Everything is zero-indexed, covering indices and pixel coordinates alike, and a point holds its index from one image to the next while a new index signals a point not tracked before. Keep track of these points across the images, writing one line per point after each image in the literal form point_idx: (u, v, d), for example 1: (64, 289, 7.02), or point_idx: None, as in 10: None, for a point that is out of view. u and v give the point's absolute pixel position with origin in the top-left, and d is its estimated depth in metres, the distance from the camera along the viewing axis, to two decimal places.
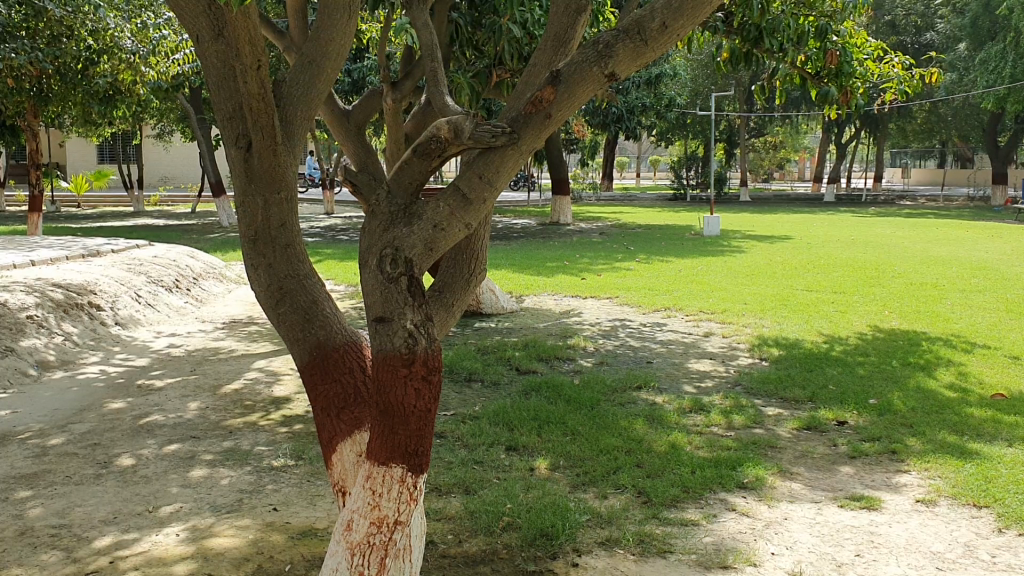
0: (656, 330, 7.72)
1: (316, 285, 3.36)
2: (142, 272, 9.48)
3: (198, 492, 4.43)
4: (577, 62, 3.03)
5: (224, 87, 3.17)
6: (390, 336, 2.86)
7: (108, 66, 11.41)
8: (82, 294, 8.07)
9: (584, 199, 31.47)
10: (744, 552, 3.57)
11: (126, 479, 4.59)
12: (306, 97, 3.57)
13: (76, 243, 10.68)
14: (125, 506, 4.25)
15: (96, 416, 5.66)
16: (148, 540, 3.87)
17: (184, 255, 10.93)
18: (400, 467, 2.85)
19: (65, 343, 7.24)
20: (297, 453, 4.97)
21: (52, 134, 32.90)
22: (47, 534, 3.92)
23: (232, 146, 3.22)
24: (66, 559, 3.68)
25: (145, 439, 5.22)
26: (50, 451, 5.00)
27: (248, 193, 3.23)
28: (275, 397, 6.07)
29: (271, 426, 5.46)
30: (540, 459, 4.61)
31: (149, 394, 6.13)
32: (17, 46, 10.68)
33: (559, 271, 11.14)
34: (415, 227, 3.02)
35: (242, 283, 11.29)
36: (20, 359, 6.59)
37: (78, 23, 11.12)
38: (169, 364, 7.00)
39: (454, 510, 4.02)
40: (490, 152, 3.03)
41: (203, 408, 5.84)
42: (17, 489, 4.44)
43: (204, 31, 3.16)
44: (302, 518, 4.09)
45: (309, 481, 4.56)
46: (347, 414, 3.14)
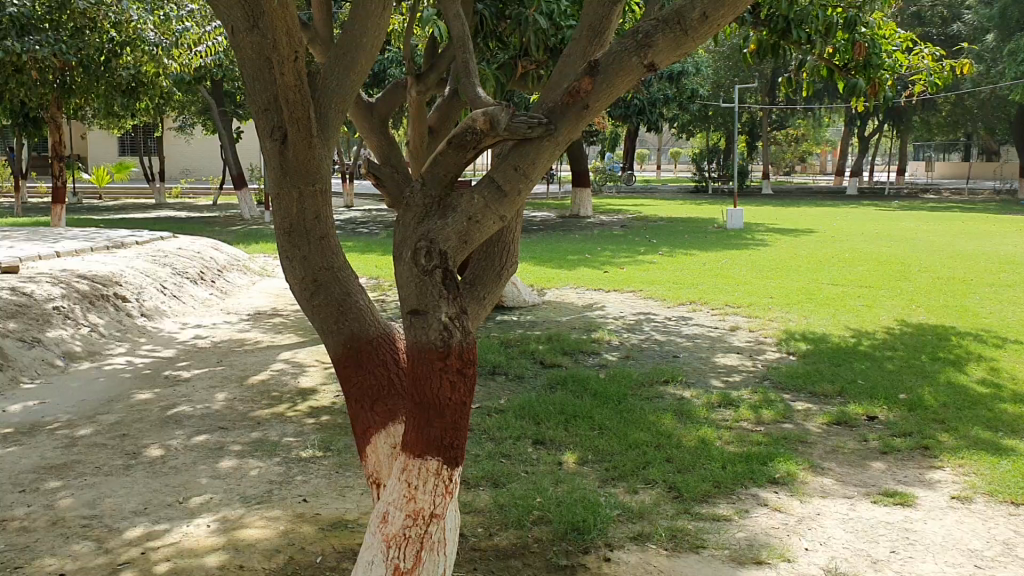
0: (682, 324, 7.66)
1: (350, 277, 3.34)
2: (168, 264, 9.51)
3: (228, 483, 4.43)
4: (616, 51, 2.99)
5: (259, 79, 3.11)
6: (426, 329, 2.85)
7: (131, 58, 11.72)
8: (108, 286, 8.10)
9: (605, 192, 31.44)
10: (778, 548, 3.54)
11: (156, 470, 4.60)
12: (339, 87, 3.40)
13: (100, 235, 10.71)
14: (156, 497, 4.26)
15: (125, 407, 5.68)
16: (180, 531, 3.88)
17: (208, 247, 10.96)
18: (436, 459, 2.83)
19: (91, 334, 7.26)
20: (325, 444, 4.98)
21: (74, 127, 33.19)
22: (78, 525, 3.94)
23: (268, 139, 3.18)
24: (98, 550, 3.70)
25: (174, 430, 5.23)
26: (79, 441, 5.03)
27: (283, 186, 3.18)
28: (302, 388, 6.08)
29: (299, 418, 5.46)
30: (568, 454, 4.59)
31: (177, 385, 6.16)
32: (41, 38, 10.99)
33: (582, 264, 11.10)
34: (450, 220, 2.98)
35: (266, 272, 11.31)
36: (46, 350, 6.62)
37: (102, 14, 11.42)
38: (196, 355, 7.02)
39: (484, 503, 4.02)
40: (524, 144, 2.98)
41: (230, 398, 5.85)
42: (48, 480, 4.46)
43: (239, 22, 3.09)
44: (332, 509, 4.10)
45: (338, 473, 4.57)
46: (381, 406, 3.17)
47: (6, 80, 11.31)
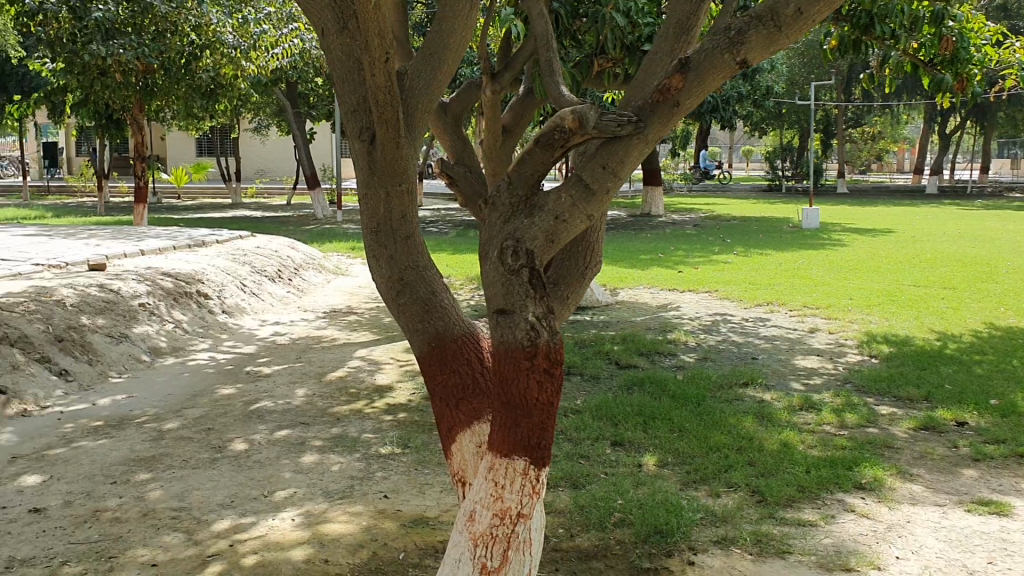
0: (759, 325, 7.55)
1: (435, 276, 3.36)
2: (247, 263, 9.72)
3: (310, 478, 4.50)
4: (708, 48, 2.95)
5: (349, 81, 3.16)
6: (513, 328, 2.84)
7: (211, 60, 11.94)
8: (191, 284, 8.32)
9: (675, 191, 31.16)
10: (868, 556, 3.46)
11: (241, 464, 4.70)
12: (427, 87, 3.42)
13: (182, 234, 10.99)
14: (242, 490, 4.35)
15: (209, 401, 5.81)
16: (265, 524, 3.96)
17: (285, 246, 11.17)
18: (524, 459, 2.83)
19: (176, 330, 7.47)
20: (403, 441, 5.02)
21: (154, 129, 34.14)
22: (168, 517, 4.04)
23: (356, 139, 3.21)
24: (188, 542, 3.79)
25: (257, 425, 5.33)
26: (166, 435, 5.16)
27: (371, 186, 3.21)
28: (379, 386, 6.15)
29: (377, 415, 5.52)
30: (647, 455, 4.56)
31: (259, 381, 6.28)
32: (126, 41, 11.36)
33: (655, 264, 11.02)
34: (537, 219, 2.97)
35: (341, 271, 11.47)
36: (133, 346, 6.84)
37: (182, 18, 11.60)
38: (275, 352, 7.15)
39: (565, 503, 4.01)
40: (613, 143, 2.97)
41: (310, 394, 5.94)
42: (139, 471, 4.59)
43: (329, 23, 3.15)
44: (413, 506, 4.14)
45: (417, 470, 4.61)
46: (466, 404, 3.17)
47: (91, 82, 11.85)
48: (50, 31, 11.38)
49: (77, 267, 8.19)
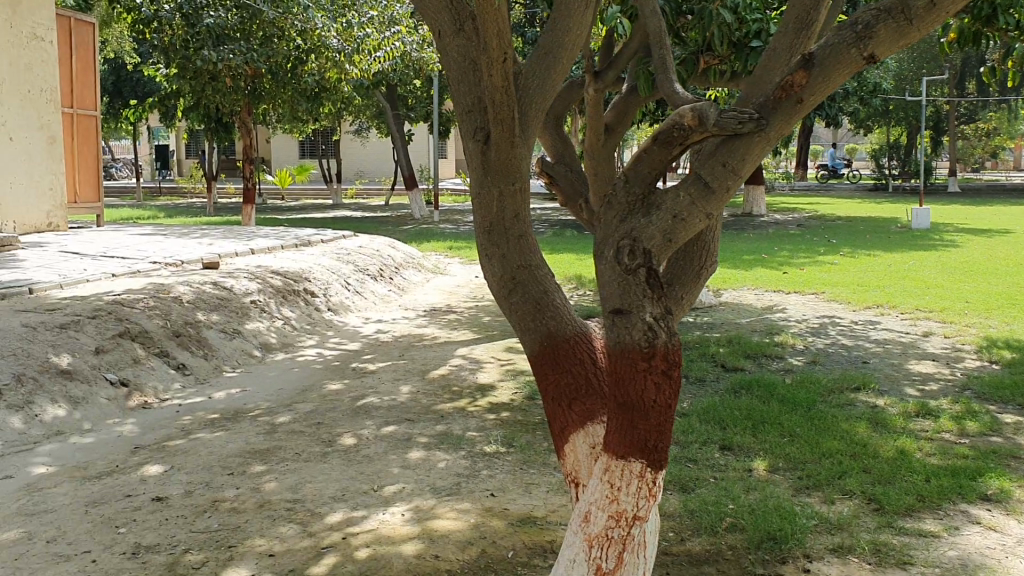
0: (869, 328, 7.33)
1: (547, 275, 3.35)
2: (350, 262, 9.93)
3: (418, 474, 4.57)
4: (833, 43, 2.88)
5: (465, 81, 3.23)
6: (629, 329, 2.81)
7: (315, 64, 12.39)
8: (298, 282, 8.56)
9: (776, 190, 30.50)
10: (996, 570, 3.31)
11: (350, 458, 4.80)
12: (542, 87, 3.45)
13: (289, 233, 11.30)
14: (352, 484, 4.44)
15: (318, 396, 5.96)
16: (376, 518, 4.03)
17: (386, 245, 11.37)
18: (640, 462, 2.80)
19: (285, 326, 7.69)
20: (508, 440, 5.05)
21: (260, 132, 35.19)
22: (283, 508, 4.16)
23: (471, 139, 3.25)
24: (303, 533, 3.89)
25: (364, 420, 5.44)
26: (278, 428, 5.31)
27: (484, 185, 3.24)
28: (481, 384, 6.20)
29: (481, 413, 5.57)
30: (757, 460, 4.47)
31: (364, 377, 6.41)
32: (236, 47, 11.78)
33: (758, 265, 10.80)
34: (655, 218, 2.95)
35: (439, 270, 11.59)
36: (245, 341, 7.10)
37: (289, 23, 11.85)
38: (380, 349, 7.28)
39: (674, 507, 3.96)
40: (733, 140, 2.92)
41: (414, 391, 6.03)
42: (254, 463, 4.74)
43: (446, 25, 3.27)
44: (520, 505, 4.15)
45: (523, 469, 4.62)
46: (579, 405, 3.15)
47: (202, 87, 12.34)
48: (165, 38, 11.79)
49: (192, 266, 8.52)
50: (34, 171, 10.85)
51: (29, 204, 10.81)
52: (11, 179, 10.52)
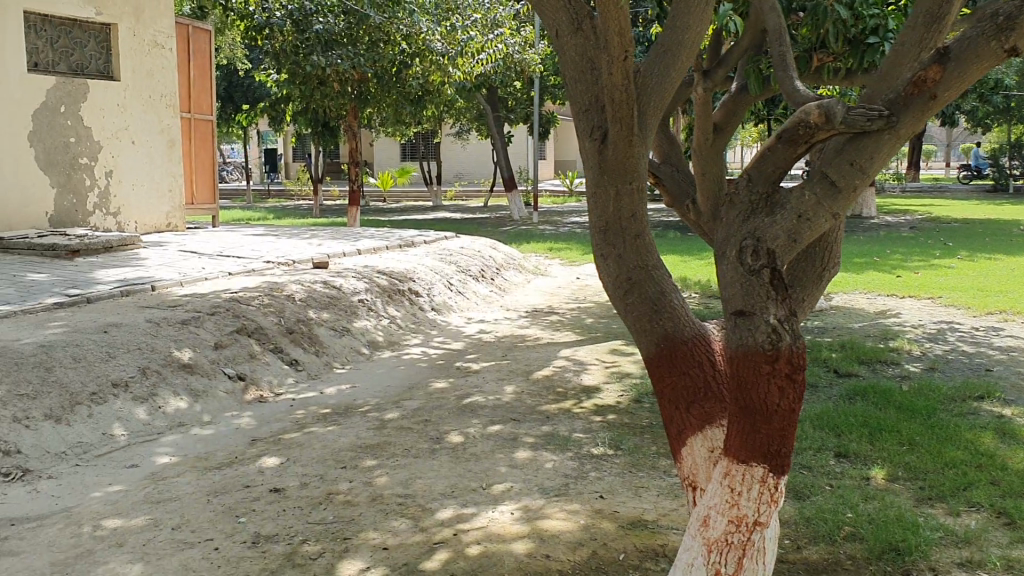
0: (992, 335, 7.01)
1: (665, 276, 3.31)
2: (453, 262, 10.05)
3: (526, 473, 4.58)
4: (968, 36, 2.78)
5: (582, 80, 3.25)
6: (752, 331, 2.76)
7: (420, 67, 12.53)
8: (403, 282, 8.71)
9: (886, 191, 29.51)
10: None
11: (458, 456, 4.84)
12: (659, 84, 3.41)
13: (393, 234, 11.49)
14: (461, 481, 4.49)
15: (424, 394, 6.04)
16: (486, 516, 4.06)
17: (487, 246, 11.46)
18: (762, 467, 2.75)
19: (391, 325, 7.84)
20: (616, 443, 5.02)
21: (364, 135, 35.97)
22: (395, 503, 4.22)
23: (588, 139, 3.25)
24: (415, 528, 3.94)
25: (471, 419, 5.49)
26: (387, 424, 5.41)
27: (602, 184, 3.23)
28: (586, 386, 6.18)
29: (587, 415, 5.55)
30: (876, 469, 4.33)
31: (469, 376, 6.47)
32: (343, 52, 12.06)
33: (870, 268, 10.47)
34: (778, 218, 2.90)
35: (540, 271, 11.62)
36: (354, 339, 7.26)
37: (394, 27, 12.12)
38: (483, 349, 7.34)
39: (789, 514, 3.87)
40: (861, 137, 2.85)
41: (519, 391, 6.06)
42: (365, 458, 4.83)
43: (563, 25, 3.28)
44: (630, 508, 4.12)
45: (632, 472, 4.59)
46: (697, 408, 3.12)
47: (311, 92, 12.73)
48: (276, 44, 12.19)
49: (302, 265, 8.75)
50: (155, 174, 11.33)
51: (149, 206, 11.30)
52: (134, 182, 11.02)
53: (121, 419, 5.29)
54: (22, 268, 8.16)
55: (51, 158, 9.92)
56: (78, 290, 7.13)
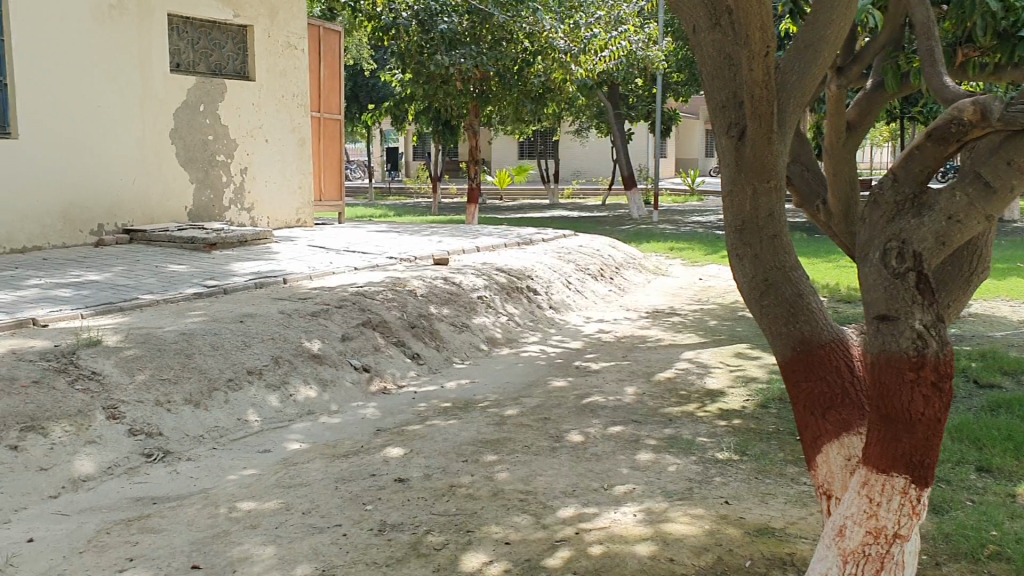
0: None
1: (803, 278, 3.22)
2: (572, 261, 10.06)
3: (648, 475, 4.54)
4: None
5: (720, 77, 3.20)
6: (895, 337, 2.66)
7: (542, 65, 12.42)
8: (522, 279, 8.77)
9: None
10: None
11: (579, 455, 4.84)
12: (800, 81, 3.32)
13: (513, 232, 11.56)
14: (583, 481, 4.48)
15: (544, 392, 6.06)
16: (608, 516, 4.04)
17: (607, 246, 11.41)
18: (903, 478, 2.65)
19: (510, 323, 7.90)
20: (740, 448, 4.92)
21: (483, 133, 36.35)
22: (517, 499, 4.25)
23: (724, 136, 3.20)
24: (537, 525, 3.96)
25: (591, 419, 5.48)
26: (508, 421, 5.45)
27: (738, 182, 3.17)
28: (709, 389, 6.08)
29: (710, 418, 5.46)
30: (1021, 486, 4.10)
31: (589, 376, 6.45)
32: (466, 52, 12.31)
33: (1013, 275, 9.92)
34: (926, 220, 2.77)
35: (661, 271, 11.49)
36: (474, 335, 7.35)
37: (517, 25, 12.27)
38: (603, 348, 7.31)
39: (927, 529, 3.70)
40: (1020, 135, 2.69)
41: (640, 393, 6.00)
42: (486, 453, 4.88)
43: (701, 20, 3.24)
44: (756, 515, 4.03)
45: (758, 479, 4.49)
46: (833, 414, 3.04)
47: (434, 91, 12.87)
48: (402, 44, 12.48)
49: (423, 261, 8.91)
50: (286, 172, 11.74)
51: (281, 202, 11.71)
52: (266, 179, 11.44)
53: (254, 405, 5.51)
54: (163, 259, 8.59)
55: (191, 154, 10.42)
56: (214, 281, 7.46)
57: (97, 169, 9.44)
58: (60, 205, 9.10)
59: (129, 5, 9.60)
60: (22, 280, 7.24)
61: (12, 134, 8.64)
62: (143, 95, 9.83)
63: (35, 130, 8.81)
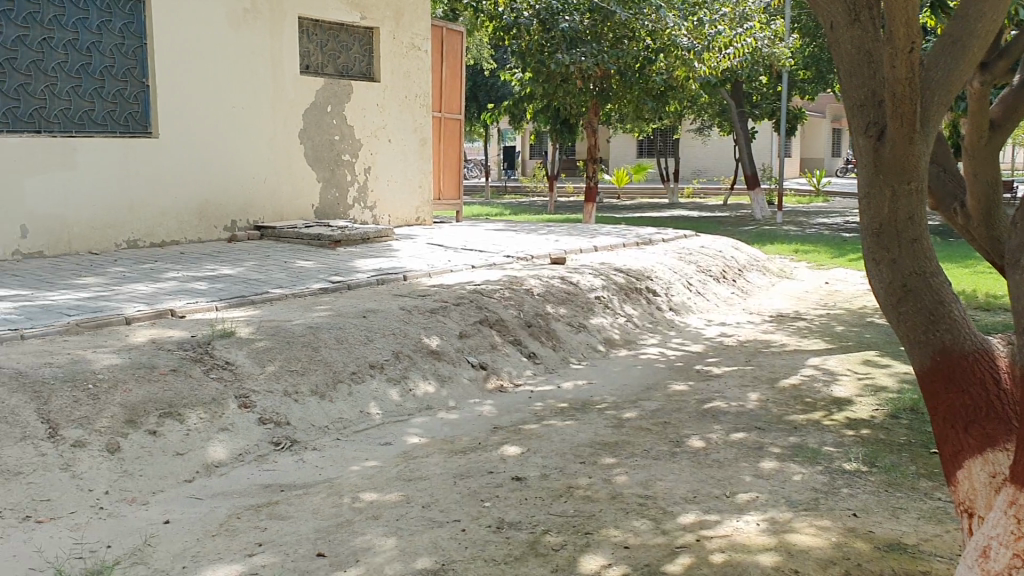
0: None
1: (945, 284, 3.10)
2: (693, 262, 9.91)
3: (772, 484, 4.42)
4: None
5: (857, 74, 3.21)
6: None
7: (663, 64, 12.51)
8: (641, 280, 8.69)
9: None
10: None
11: (699, 461, 4.76)
12: (949, 77, 3.19)
13: (633, 232, 11.48)
14: (703, 487, 4.40)
15: (664, 396, 5.99)
16: (730, 524, 3.95)
17: (730, 247, 11.21)
18: None
19: (628, 324, 7.84)
20: (870, 460, 4.74)
21: (602, 132, 36.25)
22: (635, 503, 4.21)
23: (862, 135, 3.18)
24: (656, 530, 3.91)
25: (712, 424, 5.38)
26: (627, 423, 5.40)
27: (875, 183, 3.12)
28: (836, 397, 5.88)
29: (837, 428, 5.28)
30: None
31: (710, 380, 6.33)
32: (587, 49, 12.14)
33: None
34: None
35: (785, 274, 11.18)
36: (591, 336, 7.33)
37: (639, 23, 12.28)
38: (725, 352, 7.17)
39: None
40: None
41: (763, 399, 5.86)
42: (605, 455, 4.86)
43: (840, 17, 3.26)
44: (887, 530, 3.87)
45: (888, 492, 4.31)
46: (975, 428, 2.89)
47: (554, 90, 12.87)
48: (523, 44, 12.47)
49: (541, 260, 8.94)
50: (408, 171, 11.97)
51: (402, 200, 11.96)
52: (389, 178, 11.70)
53: (375, 399, 5.64)
54: (291, 255, 8.88)
55: (318, 154, 10.74)
56: (338, 277, 7.68)
57: (230, 167, 9.83)
58: (195, 202, 9.53)
59: (263, 9, 9.96)
60: (162, 273, 7.62)
61: (153, 133, 9.08)
62: (275, 96, 10.19)
63: (175, 130, 9.25)
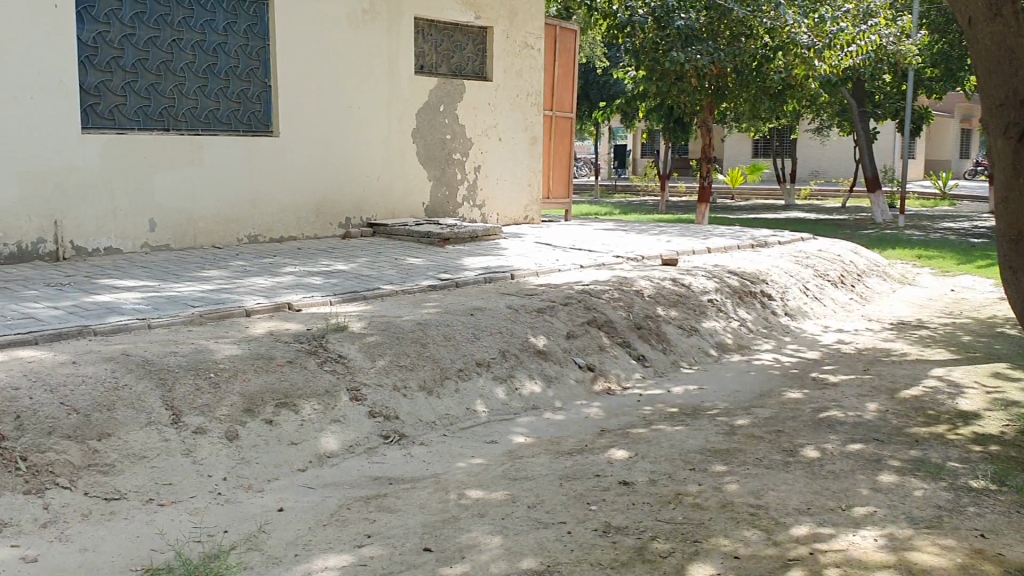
0: None
1: None
2: (809, 266, 9.63)
3: (891, 499, 4.24)
4: None
5: (998, 74, 3.88)
6: None
7: (782, 62, 11.96)
8: (756, 283, 8.48)
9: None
10: None
11: (814, 472, 4.60)
12: None
13: (747, 234, 11.22)
14: (818, 499, 4.25)
15: (777, 403, 5.82)
16: (846, 538, 3.80)
17: (849, 250, 10.85)
18: None
19: (741, 328, 7.66)
20: (999, 478, 4.49)
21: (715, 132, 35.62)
22: (746, 512, 4.10)
23: (1001, 134, 3.92)
24: (767, 541, 3.79)
25: (828, 434, 5.19)
26: (738, 431, 5.27)
27: (1014, 180, 3.91)
28: (963, 411, 5.60)
29: (962, 443, 5.03)
30: None
31: (827, 389, 6.12)
32: (702, 48, 12.03)
33: None
34: None
35: (908, 280, 10.74)
36: (702, 340, 7.19)
37: (758, 21, 11.93)
38: (842, 360, 6.93)
39: None
40: None
41: (883, 410, 5.63)
42: (715, 462, 4.75)
43: (981, 15, 3.90)
44: (1018, 553, 3.66)
45: (1020, 513, 4.07)
46: None
47: (667, 88, 12.63)
48: (636, 41, 12.39)
49: (651, 261, 8.84)
50: (519, 170, 12.02)
51: (512, 199, 12.01)
52: (499, 176, 11.77)
53: (482, 396, 5.67)
54: (403, 252, 9.03)
55: (431, 152, 10.89)
56: (448, 274, 7.76)
57: (346, 165, 10.06)
58: (314, 198, 9.80)
59: (381, 10, 10.15)
60: (279, 268, 7.85)
61: (274, 132, 9.38)
62: (391, 95, 10.38)
63: (295, 128, 9.52)
